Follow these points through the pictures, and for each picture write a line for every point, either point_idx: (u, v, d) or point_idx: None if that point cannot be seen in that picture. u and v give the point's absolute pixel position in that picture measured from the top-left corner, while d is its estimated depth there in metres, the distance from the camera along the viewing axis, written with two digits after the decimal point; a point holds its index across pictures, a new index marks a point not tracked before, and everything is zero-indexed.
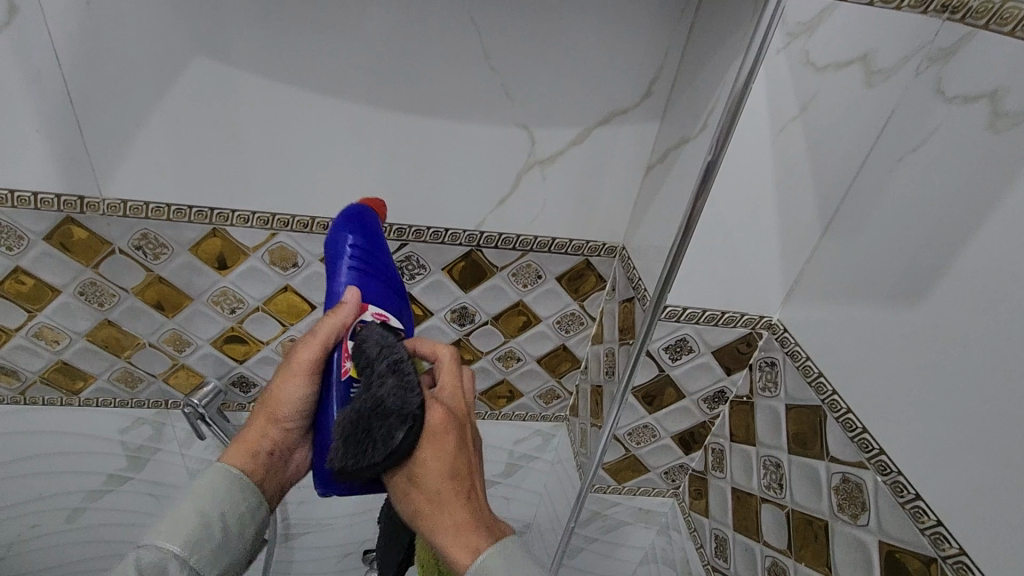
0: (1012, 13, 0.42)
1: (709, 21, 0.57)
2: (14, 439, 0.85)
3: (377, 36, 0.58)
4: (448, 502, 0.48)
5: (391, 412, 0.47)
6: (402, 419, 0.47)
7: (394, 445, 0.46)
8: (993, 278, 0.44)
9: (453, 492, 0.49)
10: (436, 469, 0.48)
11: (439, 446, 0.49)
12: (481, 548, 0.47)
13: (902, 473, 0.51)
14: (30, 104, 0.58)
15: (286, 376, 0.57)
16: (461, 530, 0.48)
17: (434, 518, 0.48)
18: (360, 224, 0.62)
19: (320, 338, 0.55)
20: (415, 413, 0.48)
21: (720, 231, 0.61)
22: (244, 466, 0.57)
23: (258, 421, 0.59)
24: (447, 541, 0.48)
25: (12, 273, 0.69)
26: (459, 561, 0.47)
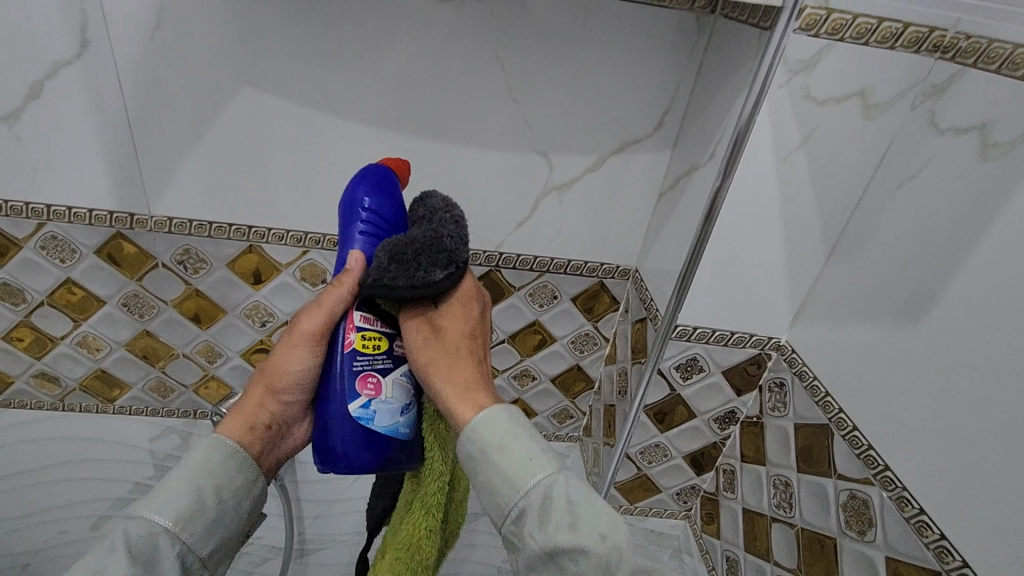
0: (997, 53, 0.47)
1: (716, 58, 0.62)
2: (52, 444, 0.90)
3: (408, 67, 0.63)
4: (461, 360, 0.52)
5: (442, 251, 0.53)
6: (448, 263, 0.54)
7: (434, 279, 0.53)
8: (986, 297, 0.46)
9: (468, 351, 0.54)
10: (457, 326, 0.54)
11: (464, 308, 0.56)
12: (489, 400, 0.49)
13: (907, 488, 0.52)
14: (92, 127, 0.64)
15: (288, 344, 0.56)
16: (471, 387, 0.50)
17: (445, 369, 0.52)
18: (380, 186, 0.59)
19: (326, 305, 0.55)
20: (458, 266, 0.54)
21: (729, 253, 0.64)
22: (240, 438, 0.54)
23: (256, 393, 0.57)
24: (452, 386, 0.51)
25: (64, 284, 0.75)
26: (461, 404, 0.49)
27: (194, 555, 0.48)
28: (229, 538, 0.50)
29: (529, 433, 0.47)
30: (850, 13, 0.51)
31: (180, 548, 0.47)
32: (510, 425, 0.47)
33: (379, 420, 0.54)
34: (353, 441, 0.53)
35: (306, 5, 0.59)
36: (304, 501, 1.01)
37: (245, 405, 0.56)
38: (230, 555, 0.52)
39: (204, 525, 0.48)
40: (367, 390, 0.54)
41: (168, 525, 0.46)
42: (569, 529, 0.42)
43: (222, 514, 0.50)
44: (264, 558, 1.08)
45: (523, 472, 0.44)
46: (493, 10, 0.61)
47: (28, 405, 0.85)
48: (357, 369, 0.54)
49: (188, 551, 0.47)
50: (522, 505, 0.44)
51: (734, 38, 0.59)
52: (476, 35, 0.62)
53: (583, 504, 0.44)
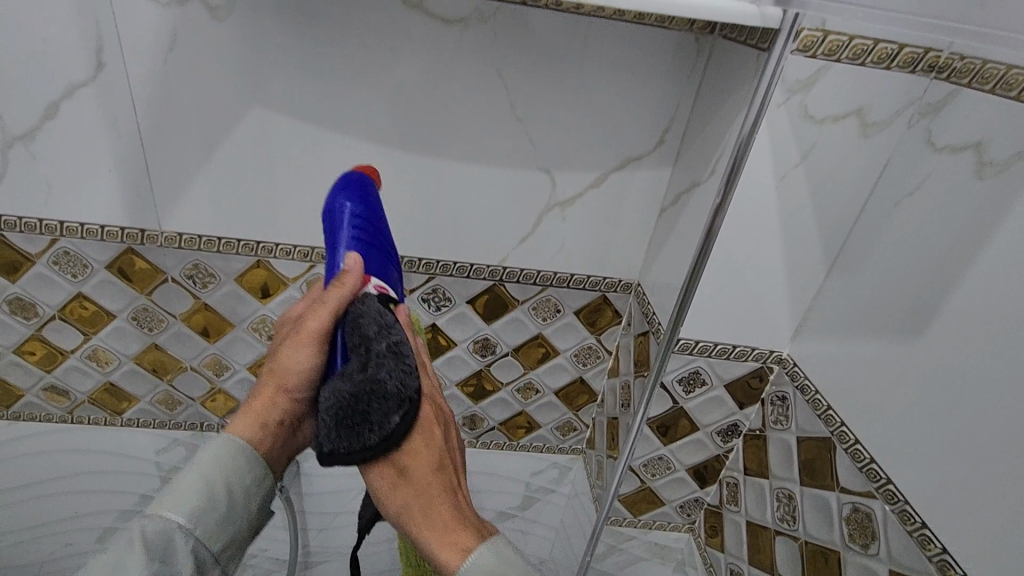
0: (991, 73, 0.48)
1: (716, 77, 0.63)
2: (60, 456, 0.90)
3: (415, 87, 0.65)
4: (434, 499, 0.48)
5: (390, 395, 0.48)
6: (400, 402, 0.48)
7: (389, 428, 0.47)
8: (983, 312, 0.47)
9: (442, 488, 0.49)
10: (425, 464, 0.49)
11: (427, 435, 0.50)
12: (471, 545, 0.47)
13: (909, 501, 0.53)
14: (106, 147, 0.66)
15: (296, 341, 0.53)
16: (450, 532, 0.47)
17: (419, 516, 0.48)
18: (360, 193, 0.63)
19: (329, 308, 0.52)
20: (412, 398, 0.49)
21: (731, 267, 0.64)
22: (249, 437, 0.54)
23: (266, 390, 0.55)
24: (435, 540, 0.47)
25: (75, 298, 0.76)
26: (449, 561, 0.46)
27: (207, 550, 0.50)
28: (239, 536, 0.53)
29: (516, 571, 0.46)
30: (846, 35, 0.52)
31: (194, 543, 0.49)
32: (492, 574, 0.45)
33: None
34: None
35: (315, 28, 0.61)
36: (308, 514, 1.01)
37: (255, 402, 0.55)
38: (240, 552, 0.54)
39: (216, 521, 0.50)
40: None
41: (182, 522, 0.49)
42: None
43: (232, 513, 0.52)
44: (268, 570, 1.08)
45: None
46: (497, 31, 0.62)
47: (37, 418, 0.86)
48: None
49: (201, 547, 0.50)
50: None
51: (733, 58, 0.60)
52: (480, 55, 0.64)
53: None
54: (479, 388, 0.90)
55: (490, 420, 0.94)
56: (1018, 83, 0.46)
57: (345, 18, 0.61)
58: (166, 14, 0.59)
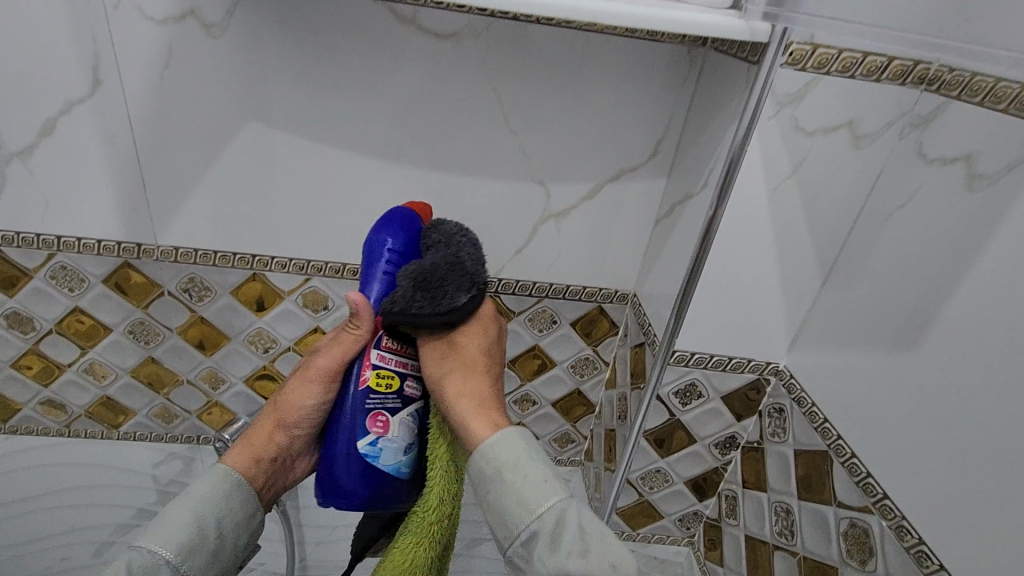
0: (980, 85, 0.48)
1: (707, 89, 0.63)
2: (57, 470, 0.90)
3: (408, 102, 0.65)
4: (475, 378, 0.55)
5: (465, 273, 0.56)
6: (468, 285, 0.57)
7: (456, 301, 0.56)
8: (976, 327, 0.47)
9: (482, 371, 0.56)
10: (473, 348, 0.57)
11: (478, 330, 0.59)
12: (500, 422, 0.52)
13: (906, 517, 0.52)
14: (103, 162, 0.66)
15: (302, 379, 0.57)
16: (482, 406, 0.53)
17: (460, 385, 0.54)
18: (402, 228, 0.61)
19: (342, 347, 0.56)
20: (479, 288, 0.58)
21: (725, 279, 0.64)
22: (242, 470, 0.57)
23: (267, 424, 0.59)
24: (468, 406, 0.53)
25: (72, 312, 0.76)
26: (476, 424, 0.51)
27: None
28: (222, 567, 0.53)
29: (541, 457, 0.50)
30: (835, 48, 0.52)
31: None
32: (522, 446, 0.49)
33: (384, 458, 0.54)
34: (359, 478, 0.54)
35: (309, 43, 0.61)
36: (306, 527, 1.01)
37: (256, 435, 0.59)
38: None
39: (202, 555, 0.51)
40: (377, 427, 0.54)
41: (169, 556, 0.48)
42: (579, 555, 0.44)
43: (220, 546, 0.52)
44: None
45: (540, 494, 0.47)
46: (490, 46, 0.63)
47: (34, 432, 0.86)
48: (368, 407, 0.55)
49: None
50: (534, 528, 0.46)
51: (724, 69, 0.60)
52: (473, 70, 0.64)
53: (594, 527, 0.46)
54: None
55: None
56: (1007, 96, 0.46)
57: (338, 34, 0.61)
58: (162, 31, 0.60)
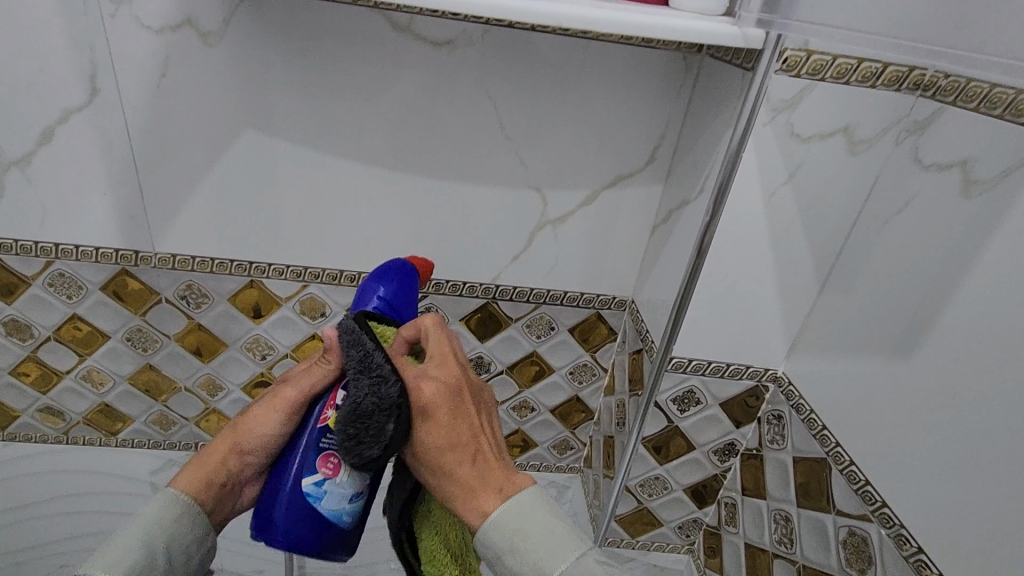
0: (975, 91, 0.48)
1: (703, 95, 0.63)
2: (54, 477, 0.90)
3: (404, 109, 0.65)
4: (452, 472, 0.47)
5: (369, 412, 0.48)
6: (384, 412, 0.47)
7: (385, 437, 0.48)
8: (975, 334, 0.46)
9: (455, 458, 0.47)
10: (434, 444, 0.47)
11: (432, 420, 0.48)
12: (489, 510, 0.45)
13: (905, 526, 0.52)
14: (100, 170, 0.66)
15: (264, 405, 0.55)
16: (468, 495, 0.46)
17: (440, 487, 0.47)
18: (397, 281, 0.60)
19: (311, 378, 0.55)
20: (394, 400, 0.48)
21: (722, 285, 0.64)
22: (193, 493, 0.52)
23: (219, 447, 0.55)
24: (456, 505, 0.46)
25: (69, 319, 0.76)
26: (470, 524, 0.46)
27: None
28: None
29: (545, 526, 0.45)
30: (829, 54, 0.52)
31: None
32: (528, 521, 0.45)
33: (327, 501, 0.52)
34: (295, 518, 0.53)
35: (306, 52, 0.62)
36: None
37: (207, 457, 0.54)
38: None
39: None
40: (326, 468, 0.53)
41: None
42: None
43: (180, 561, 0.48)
44: None
45: (539, 567, 0.43)
46: (486, 53, 0.63)
47: (33, 439, 0.86)
48: (323, 445, 0.54)
49: None
50: None
51: (720, 76, 0.60)
52: (470, 77, 0.64)
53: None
54: None
55: None
56: (1002, 101, 0.46)
57: (334, 41, 0.61)
58: (159, 40, 0.60)
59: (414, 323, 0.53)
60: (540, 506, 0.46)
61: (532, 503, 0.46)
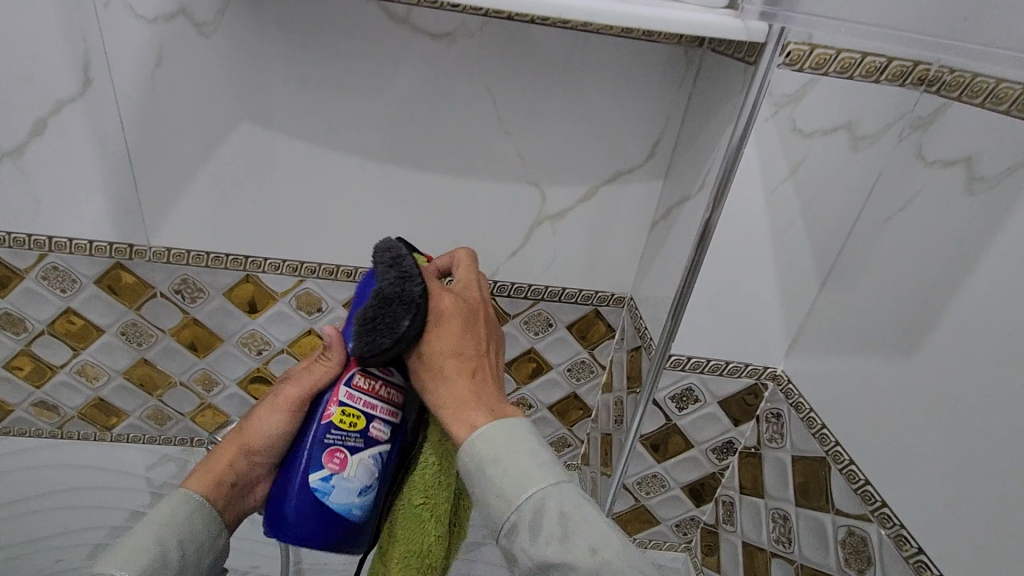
0: (980, 86, 0.47)
1: (705, 89, 0.63)
2: (48, 471, 0.89)
3: (402, 102, 0.65)
4: (451, 380, 0.49)
5: (391, 299, 0.48)
6: (405, 306, 0.48)
7: (399, 331, 0.47)
8: (978, 333, 0.46)
9: (456, 368, 0.49)
10: (439, 349, 0.49)
11: (444, 328, 0.50)
12: (478, 423, 0.47)
13: (905, 526, 0.52)
14: (94, 162, 0.66)
15: (268, 407, 0.54)
16: (463, 406, 0.48)
17: (437, 392, 0.49)
18: None
19: (311, 379, 0.53)
20: (417, 301, 0.48)
21: (722, 282, 0.63)
22: (205, 495, 0.53)
23: (229, 449, 0.55)
24: (447, 412, 0.48)
25: (63, 313, 0.75)
26: (456, 432, 0.47)
27: None
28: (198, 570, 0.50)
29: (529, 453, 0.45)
30: (833, 48, 0.51)
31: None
32: (514, 439, 0.46)
33: (335, 496, 0.51)
34: (305, 515, 0.51)
35: (303, 43, 0.61)
36: None
37: (217, 460, 0.55)
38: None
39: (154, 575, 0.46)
40: (332, 464, 0.51)
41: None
42: (559, 541, 0.42)
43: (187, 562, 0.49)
44: None
45: (518, 485, 0.44)
46: (485, 47, 0.62)
47: (27, 433, 0.86)
48: (327, 441, 0.51)
49: None
50: (514, 519, 0.43)
51: (722, 70, 0.59)
52: (468, 70, 0.63)
53: (578, 521, 0.43)
54: None
55: None
56: (1008, 97, 0.45)
57: (331, 33, 0.61)
58: (153, 31, 0.59)
59: (447, 254, 0.58)
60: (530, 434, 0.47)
61: (519, 427, 0.47)
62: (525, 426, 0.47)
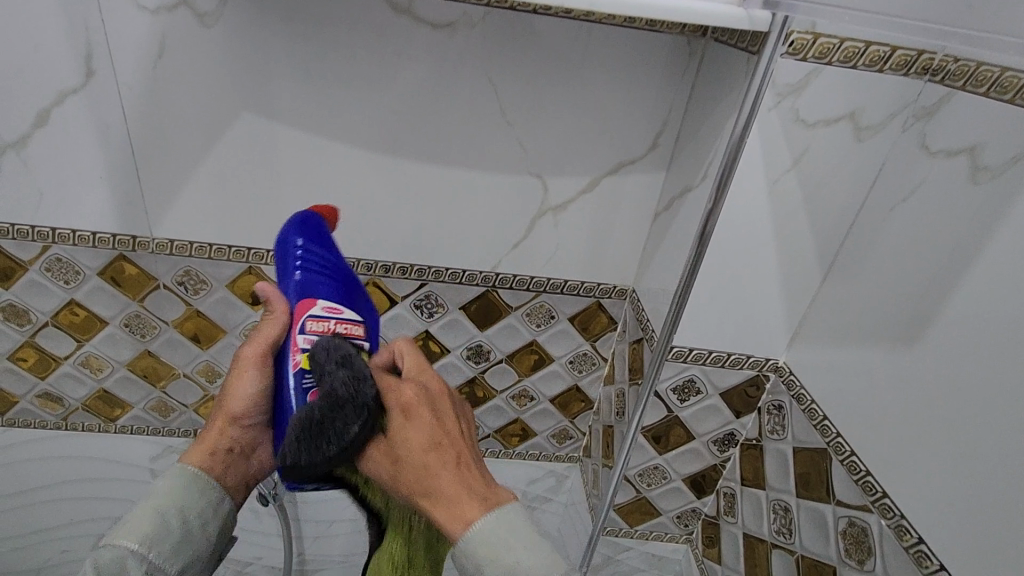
0: (985, 75, 0.47)
1: (707, 79, 0.62)
2: (53, 462, 0.90)
3: (404, 93, 0.65)
4: (435, 475, 0.47)
5: (344, 401, 0.48)
6: (357, 409, 0.48)
7: (350, 434, 0.47)
8: (981, 324, 0.46)
9: (437, 462, 0.47)
10: (413, 445, 0.48)
11: (414, 421, 0.49)
12: (474, 516, 0.45)
13: (905, 516, 0.52)
14: (96, 154, 0.66)
15: (239, 370, 0.57)
16: (451, 500, 0.46)
17: (420, 491, 0.47)
18: (312, 229, 0.63)
19: (263, 332, 0.57)
20: (370, 402, 0.49)
21: (724, 273, 0.63)
22: (202, 465, 0.54)
23: (213, 422, 0.57)
24: (438, 512, 0.46)
25: (67, 305, 0.76)
26: (453, 531, 0.45)
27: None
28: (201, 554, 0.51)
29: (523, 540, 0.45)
30: (837, 38, 0.51)
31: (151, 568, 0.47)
32: (506, 529, 0.45)
33: None
34: None
35: (305, 33, 0.61)
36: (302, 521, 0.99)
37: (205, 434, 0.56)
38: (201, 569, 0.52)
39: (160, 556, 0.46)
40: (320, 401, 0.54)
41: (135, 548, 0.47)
42: None
43: (190, 539, 0.50)
44: None
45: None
46: (487, 37, 0.62)
47: (32, 425, 0.86)
48: (306, 386, 0.54)
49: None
50: None
51: (725, 60, 0.59)
52: (471, 62, 0.63)
53: None
54: (473, 396, 0.90)
55: (485, 428, 0.93)
56: (1013, 86, 0.45)
57: (333, 24, 0.60)
58: (155, 22, 0.59)
59: (387, 348, 0.58)
60: (523, 520, 0.47)
61: (510, 512, 0.46)
62: (516, 511, 0.47)
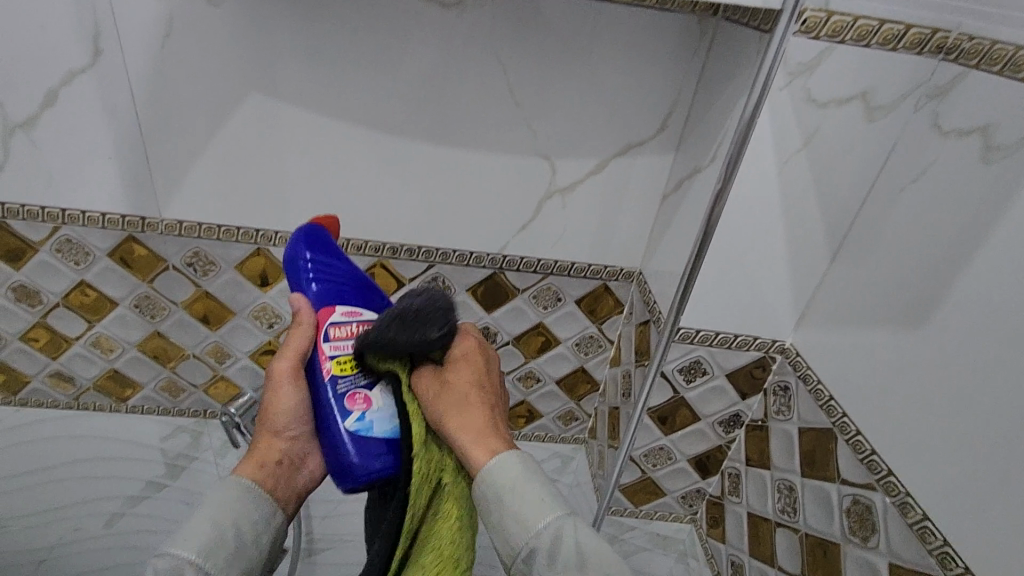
0: (999, 54, 0.47)
1: (718, 59, 0.62)
2: (65, 442, 0.91)
3: (412, 73, 0.64)
4: (475, 406, 0.51)
5: (438, 309, 0.54)
6: (444, 323, 0.54)
7: (431, 336, 0.53)
8: (990, 303, 0.46)
9: (479, 398, 0.52)
10: (465, 378, 0.53)
11: (468, 363, 0.55)
12: (498, 450, 0.49)
13: (910, 494, 0.52)
14: (105, 134, 0.66)
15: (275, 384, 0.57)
16: (483, 433, 0.50)
17: (456, 416, 0.51)
18: (318, 239, 0.61)
19: (293, 342, 0.57)
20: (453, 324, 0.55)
21: (733, 254, 0.63)
22: (256, 477, 0.54)
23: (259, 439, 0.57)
24: (466, 437, 0.50)
25: (78, 286, 0.76)
26: (475, 455, 0.49)
27: None
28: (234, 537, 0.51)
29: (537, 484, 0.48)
30: (850, 15, 0.51)
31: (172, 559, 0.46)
32: (523, 474, 0.48)
33: (379, 426, 0.55)
34: (367, 454, 0.54)
35: (312, 11, 0.60)
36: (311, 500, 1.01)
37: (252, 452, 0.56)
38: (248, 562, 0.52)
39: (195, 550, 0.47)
40: (358, 404, 0.56)
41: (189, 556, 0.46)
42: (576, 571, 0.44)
43: (243, 546, 0.49)
44: None
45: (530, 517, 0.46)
46: (496, 17, 0.61)
47: (43, 404, 0.87)
48: (341, 392, 0.56)
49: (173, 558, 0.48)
50: (532, 545, 0.45)
51: (736, 39, 0.59)
52: (479, 41, 0.63)
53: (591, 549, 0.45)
54: None
55: None
56: None
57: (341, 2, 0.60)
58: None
59: None
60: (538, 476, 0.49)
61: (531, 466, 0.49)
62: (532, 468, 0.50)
